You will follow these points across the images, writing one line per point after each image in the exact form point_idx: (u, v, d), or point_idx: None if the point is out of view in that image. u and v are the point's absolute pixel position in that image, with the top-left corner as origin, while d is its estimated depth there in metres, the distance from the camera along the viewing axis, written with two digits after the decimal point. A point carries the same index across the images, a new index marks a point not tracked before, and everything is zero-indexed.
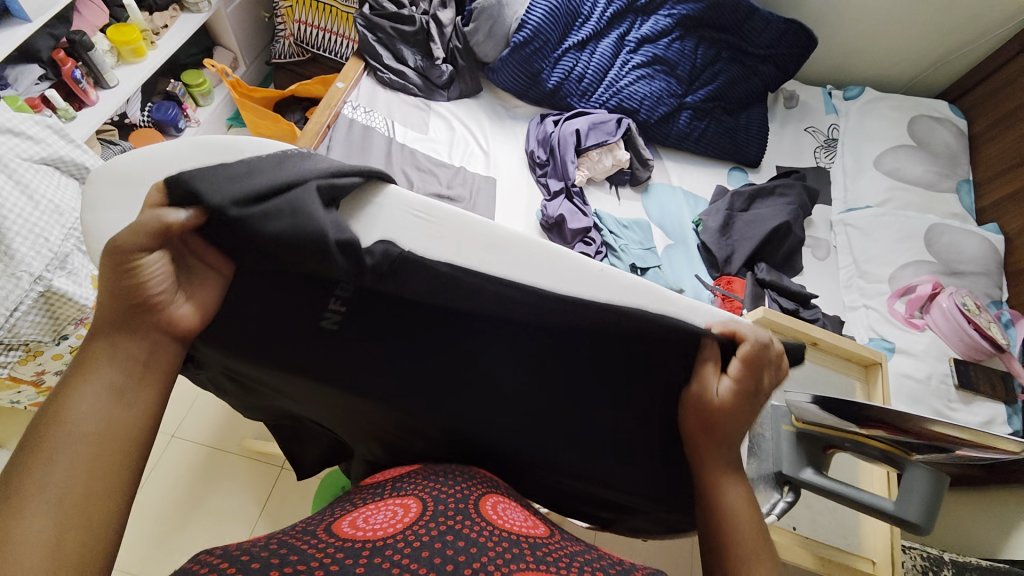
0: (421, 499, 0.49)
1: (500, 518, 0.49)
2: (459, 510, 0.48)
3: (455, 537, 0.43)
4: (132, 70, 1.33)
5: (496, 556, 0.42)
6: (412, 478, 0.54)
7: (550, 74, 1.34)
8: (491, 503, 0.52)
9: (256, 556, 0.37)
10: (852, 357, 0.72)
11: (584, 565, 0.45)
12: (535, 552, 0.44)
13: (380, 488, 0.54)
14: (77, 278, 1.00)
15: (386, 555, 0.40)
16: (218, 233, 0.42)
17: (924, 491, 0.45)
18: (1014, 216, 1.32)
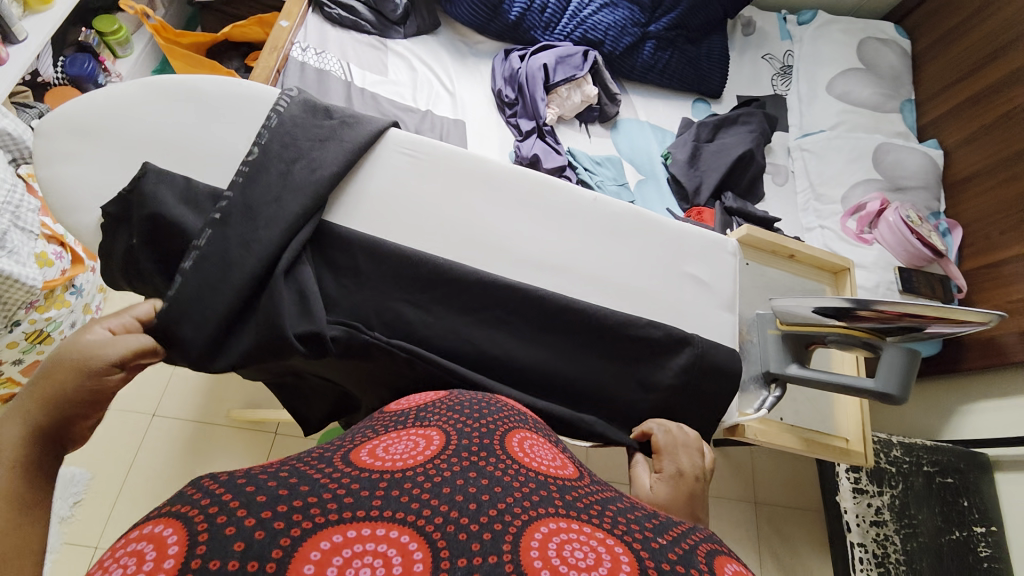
0: (445, 432, 0.47)
1: (526, 454, 0.47)
2: (485, 446, 0.46)
3: (478, 474, 0.42)
4: (40, 20, 1.16)
5: (522, 498, 0.40)
6: (439, 409, 0.52)
7: (511, 5, 1.27)
8: (520, 438, 0.50)
9: (266, 487, 0.36)
10: (823, 265, 0.79)
11: (619, 516, 0.41)
12: (564, 496, 0.42)
13: (403, 415, 0.53)
14: (19, 258, 0.92)
15: (403, 488, 0.39)
16: (193, 316, 0.52)
17: (898, 367, 0.52)
18: (952, 131, 1.42)
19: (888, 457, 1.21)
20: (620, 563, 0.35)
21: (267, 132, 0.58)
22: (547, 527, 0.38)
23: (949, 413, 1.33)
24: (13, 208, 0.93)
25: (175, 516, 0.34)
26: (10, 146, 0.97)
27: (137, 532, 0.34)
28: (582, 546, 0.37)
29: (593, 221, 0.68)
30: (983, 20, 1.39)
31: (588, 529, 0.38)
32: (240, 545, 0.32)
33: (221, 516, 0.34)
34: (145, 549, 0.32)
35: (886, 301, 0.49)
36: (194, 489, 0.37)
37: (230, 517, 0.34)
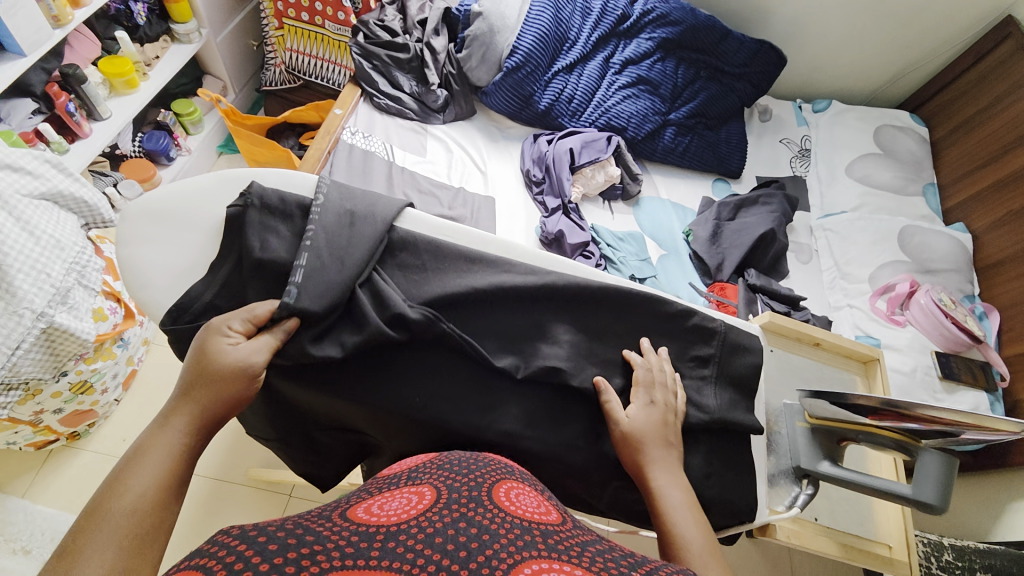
0: (435, 488, 0.48)
1: (512, 504, 0.48)
2: (473, 497, 0.47)
3: (466, 524, 0.43)
4: (125, 102, 1.34)
5: (509, 542, 0.41)
6: (428, 469, 0.53)
7: (541, 96, 1.39)
8: (506, 489, 0.50)
9: (269, 538, 0.37)
10: (851, 353, 0.77)
11: (598, 556, 0.42)
12: (548, 539, 0.43)
13: (396, 477, 0.53)
14: (78, 313, 1.00)
15: (398, 539, 0.40)
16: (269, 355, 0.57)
17: (935, 473, 0.50)
18: (978, 216, 1.42)
19: (939, 563, 1.15)
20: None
21: (325, 187, 0.62)
22: (530, 568, 0.39)
23: (1000, 511, 1.22)
24: (79, 268, 1.01)
25: (198, 566, 0.35)
26: (85, 213, 1.06)
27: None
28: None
29: (640, 310, 0.65)
30: (998, 111, 1.43)
31: (568, 567, 0.40)
32: None
33: (239, 559, 0.35)
34: None
35: (923, 405, 0.48)
36: (211, 543, 0.37)
37: (247, 560, 0.35)
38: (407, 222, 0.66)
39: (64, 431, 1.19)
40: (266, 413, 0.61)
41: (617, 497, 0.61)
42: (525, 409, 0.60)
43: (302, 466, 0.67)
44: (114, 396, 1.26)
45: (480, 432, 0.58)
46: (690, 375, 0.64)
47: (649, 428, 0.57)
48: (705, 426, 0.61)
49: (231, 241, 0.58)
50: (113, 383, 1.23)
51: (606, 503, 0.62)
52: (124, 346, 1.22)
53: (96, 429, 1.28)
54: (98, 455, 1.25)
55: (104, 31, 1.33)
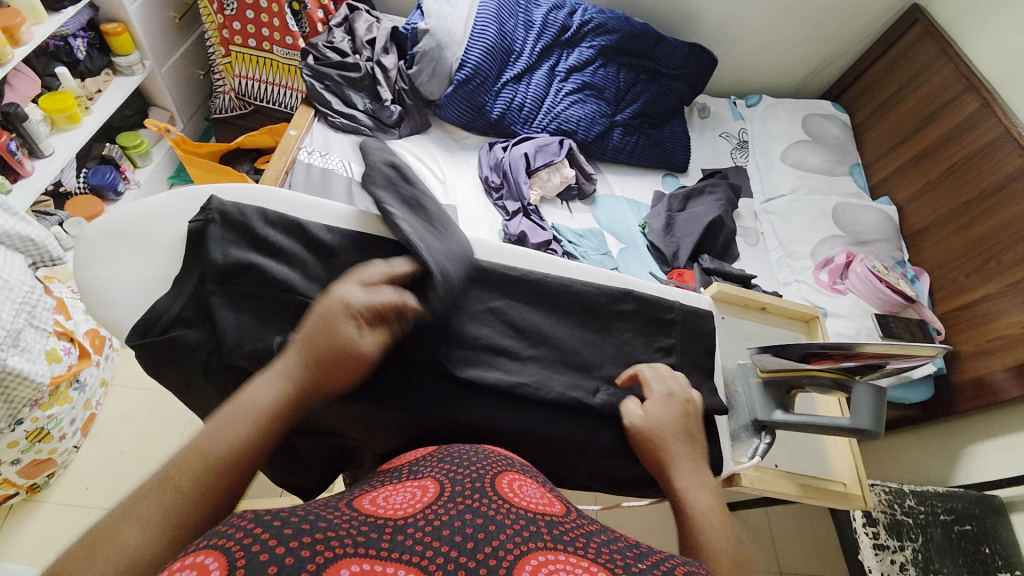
0: (438, 480, 0.47)
1: (515, 495, 0.46)
2: (477, 487, 0.46)
3: (473, 516, 0.41)
4: (68, 137, 1.31)
5: (518, 534, 0.40)
6: (431, 461, 0.52)
7: (493, 106, 1.44)
8: (508, 480, 0.49)
9: (284, 523, 0.35)
10: (794, 315, 0.84)
11: (603, 548, 0.41)
12: (553, 530, 0.42)
13: (397, 472, 0.52)
14: (32, 354, 0.96)
15: (407, 532, 0.38)
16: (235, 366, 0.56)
17: (869, 402, 0.56)
18: (900, 189, 1.57)
19: (903, 508, 1.18)
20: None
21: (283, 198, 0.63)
22: (537, 560, 0.38)
23: (956, 457, 1.32)
24: (31, 308, 0.97)
25: (217, 547, 0.33)
26: (33, 251, 1.03)
27: (182, 561, 0.32)
28: (570, 574, 0.37)
29: (600, 289, 0.69)
30: (912, 90, 1.58)
31: (574, 559, 0.39)
32: None
33: (256, 544, 0.32)
34: None
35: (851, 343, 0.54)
36: (228, 524, 0.35)
37: (264, 545, 0.33)
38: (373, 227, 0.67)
39: (23, 484, 1.13)
40: None
41: (596, 468, 0.64)
42: (500, 393, 0.62)
43: (283, 476, 0.67)
44: (74, 442, 1.20)
45: (460, 417, 0.60)
46: (652, 344, 0.68)
47: (666, 427, 0.58)
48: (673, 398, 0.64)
49: (195, 255, 0.58)
50: (73, 428, 1.17)
51: (587, 476, 0.65)
52: (82, 388, 1.16)
53: (57, 479, 1.21)
54: (60, 506, 1.19)
55: (44, 68, 1.30)
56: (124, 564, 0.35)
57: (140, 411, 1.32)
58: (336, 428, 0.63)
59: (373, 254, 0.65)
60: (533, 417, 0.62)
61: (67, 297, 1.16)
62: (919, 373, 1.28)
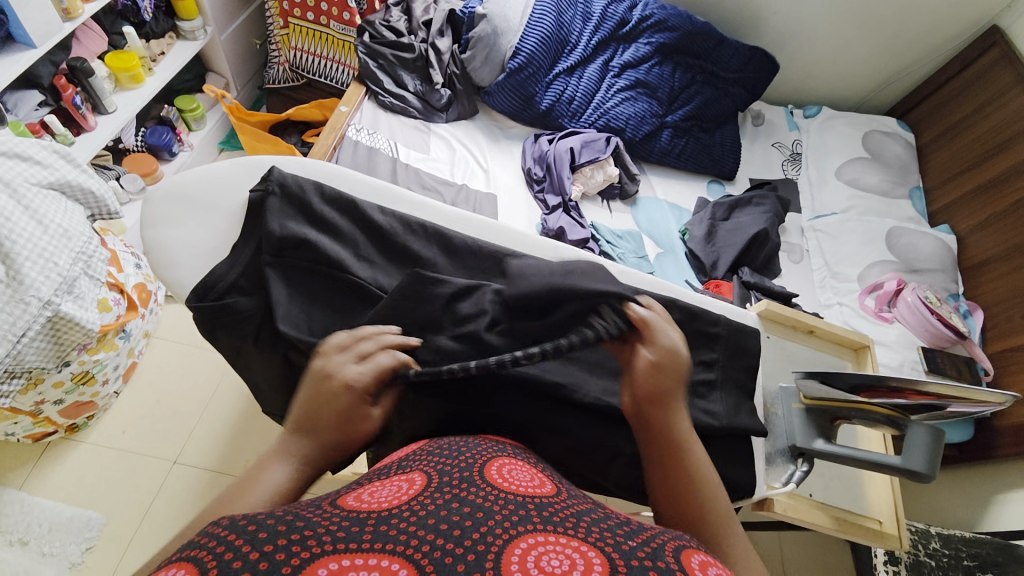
0: (426, 473, 0.46)
1: (505, 480, 0.46)
2: (466, 478, 0.45)
3: (460, 503, 0.41)
4: (130, 96, 1.35)
5: (504, 517, 0.39)
6: (419, 455, 0.51)
7: (542, 97, 1.42)
8: (497, 467, 0.48)
9: (257, 527, 0.35)
10: (842, 341, 0.80)
11: (595, 527, 0.41)
12: (544, 511, 0.41)
13: (387, 467, 0.51)
14: (84, 302, 1.01)
15: (391, 523, 0.38)
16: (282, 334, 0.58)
17: (923, 444, 0.53)
18: (962, 218, 1.48)
19: (927, 550, 1.16)
20: (594, 568, 0.36)
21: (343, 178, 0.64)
22: (526, 542, 0.37)
23: (986, 502, 1.27)
24: (86, 258, 1.02)
25: (190, 557, 0.33)
26: (91, 204, 1.07)
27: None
28: (560, 555, 0.37)
29: (646, 296, 0.67)
30: (983, 117, 1.49)
31: (567, 540, 0.38)
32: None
33: (230, 551, 0.33)
34: None
35: (916, 380, 0.51)
36: (203, 534, 0.35)
37: (237, 552, 0.33)
38: (426, 212, 0.68)
39: (65, 422, 1.19)
40: (284, 389, 0.62)
41: (624, 475, 0.63)
42: (534, 391, 0.61)
43: None
44: (114, 388, 1.27)
45: (494, 410, 0.60)
46: (695, 356, 0.66)
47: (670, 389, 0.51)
48: (709, 417, 0.62)
49: (252, 224, 0.60)
50: (115, 374, 1.23)
51: (612, 483, 0.64)
52: (127, 338, 1.22)
53: (95, 421, 1.28)
54: (97, 447, 1.25)
55: (111, 26, 1.34)
56: None
57: (177, 365, 1.38)
58: None
59: (424, 240, 0.65)
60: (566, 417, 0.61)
61: (121, 250, 1.21)
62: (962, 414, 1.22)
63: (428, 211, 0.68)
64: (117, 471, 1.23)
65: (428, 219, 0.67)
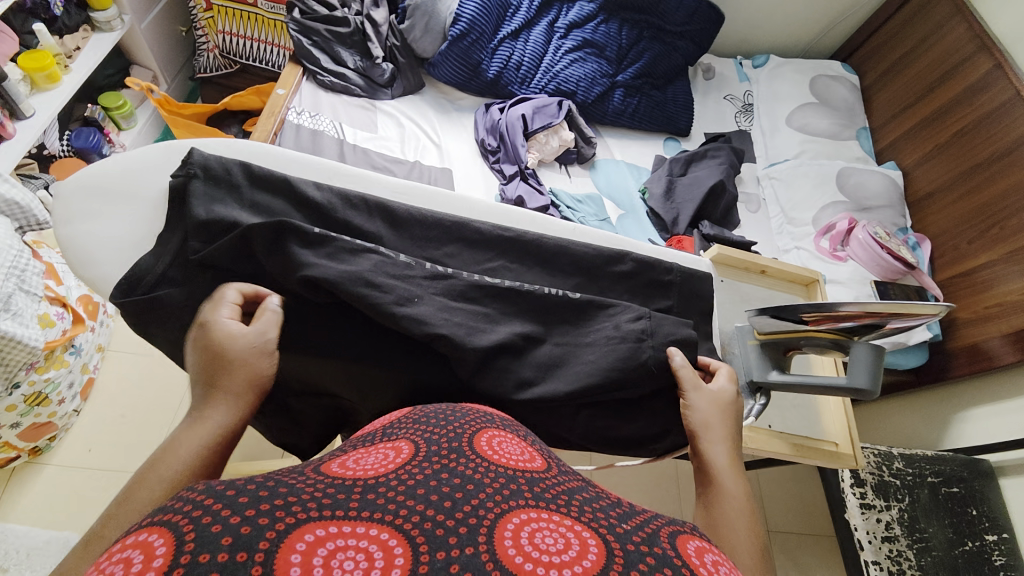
0: (414, 442, 0.45)
1: (495, 452, 0.46)
2: (454, 449, 0.45)
3: (450, 474, 0.40)
4: (49, 97, 1.25)
5: (494, 491, 0.40)
6: (405, 423, 0.50)
7: (489, 64, 1.38)
8: (487, 438, 0.48)
9: (238, 491, 0.33)
10: (793, 278, 0.83)
11: (586, 506, 0.41)
12: (535, 487, 0.42)
13: (370, 435, 0.50)
14: (23, 320, 0.95)
15: (379, 492, 0.37)
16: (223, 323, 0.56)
17: (867, 362, 0.56)
18: (907, 153, 1.53)
19: (891, 470, 1.21)
20: (588, 548, 0.36)
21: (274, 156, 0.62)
22: (519, 518, 0.38)
23: (946, 423, 1.35)
24: (19, 273, 0.96)
25: (163, 523, 0.31)
26: (18, 215, 1.00)
27: (125, 542, 0.31)
28: (553, 533, 0.37)
29: (599, 251, 0.67)
30: (925, 50, 1.52)
31: (557, 517, 0.39)
32: (227, 539, 0.30)
33: (208, 515, 0.31)
34: (133, 554, 0.29)
35: (853, 304, 0.52)
36: (177, 499, 0.33)
37: (217, 517, 0.31)
38: (363, 185, 0.66)
39: (24, 447, 1.14)
40: None
41: (592, 428, 0.64)
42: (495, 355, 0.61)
43: (277, 435, 0.68)
44: (73, 407, 1.21)
45: (455, 377, 0.59)
46: (649, 304, 0.67)
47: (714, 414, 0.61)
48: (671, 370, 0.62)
49: (178, 212, 0.56)
50: (71, 393, 1.18)
51: (581, 437, 0.65)
52: (78, 353, 1.16)
53: (58, 442, 1.23)
54: (64, 469, 1.21)
55: (21, 25, 1.20)
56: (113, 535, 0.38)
57: (138, 377, 1.33)
58: (329, 389, 0.63)
59: (366, 214, 0.62)
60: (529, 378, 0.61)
61: (57, 262, 1.14)
62: (914, 339, 1.28)
63: (366, 184, 0.66)
64: (88, 490, 1.19)
65: (368, 191, 0.66)
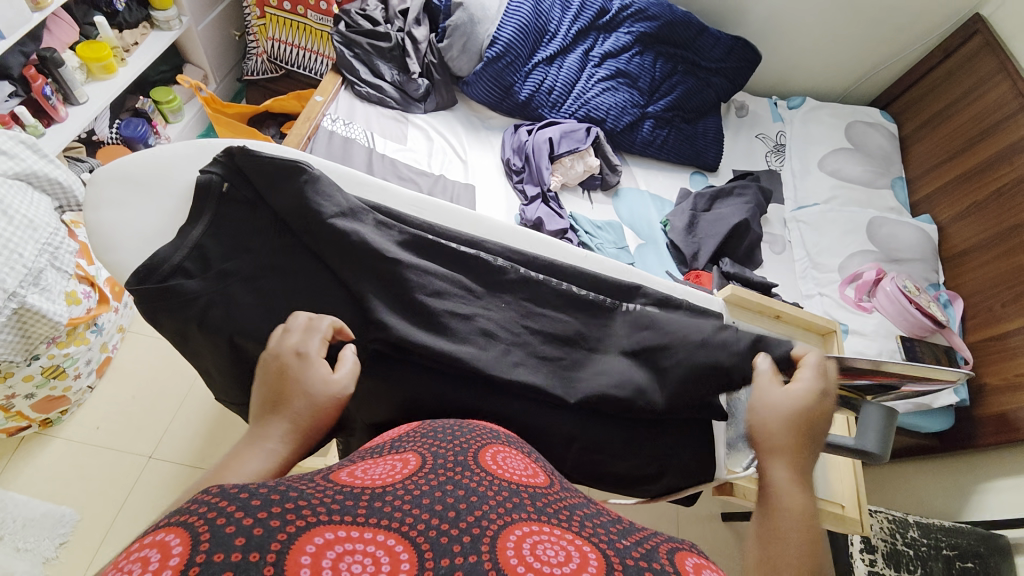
0: (421, 454, 0.45)
1: (499, 467, 0.45)
2: (461, 462, 0.44)
3: (455, 486, 0.40)
4: (103, 87, 1.33)
5: (496, 504, 0.39)
6: (412, 437, 0.49)
7: (521, 87, 1.41)
8: (491, 453, 0.47)
9: (252, 493, 0.33)
10: (810, 326, 0.80)
11: (586, 520, 0.40)
12: (537, 501, 0.41)
13: (378, 447, 0.49)
14: (51, 294, 0.99)
15: (386, 500, 0.37)
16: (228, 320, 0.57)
17: (875, 426, 0.54)
18: (943, 208, 1.48)
19: (905, 539, 1.15)
20: (588, 561, 0.35)
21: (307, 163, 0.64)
22: (521, 530, 0.37)
23: (968, 493, 1.26)
24: (53, 249, 1.01)
25: (179, 523, 0.30)
26: (59, 195, 1.06)
27: (141, 542, 0.30)
28: (554, 545, 0.36)
29: (610, 281, 0.67)
30: (965, 105, 1.48)
31: (559, 531, 0.38)
32: (239, 539, 0.29)
33: (222, 517, 0.30)
34: (148, 554, 0.28)
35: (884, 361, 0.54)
36: (189, 500, 0.32)
37: (230, 517, 0.30)
38: (383, 197, 0.68)
39: (37, 417, 1.18)
40: (232, 374, 0.60)
41: (589, 465, 0.62)
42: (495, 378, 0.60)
43: None
44: (87, 383, 1.25)
45: (452, 398, 0.58)
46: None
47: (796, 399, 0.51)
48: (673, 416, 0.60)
49: (201, 207, 0.59)
50: (88, 369, 1.22)
51: (576, 473, 0.63)
52: (100, 331, 1.20)
53: (70, 416, 1.26)
54: (72, 443, 1.24)
55: (83, 17, 1.31)
56: None
57: (153, 361, 1.36)
58: None
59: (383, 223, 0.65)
60: (526, 407, 0.59)
61: None
62: (940, 402, 1.22)
63: (384, 196, 0.69)
64: (91, 468, 1.21)
65: (385, 203, 0.68)
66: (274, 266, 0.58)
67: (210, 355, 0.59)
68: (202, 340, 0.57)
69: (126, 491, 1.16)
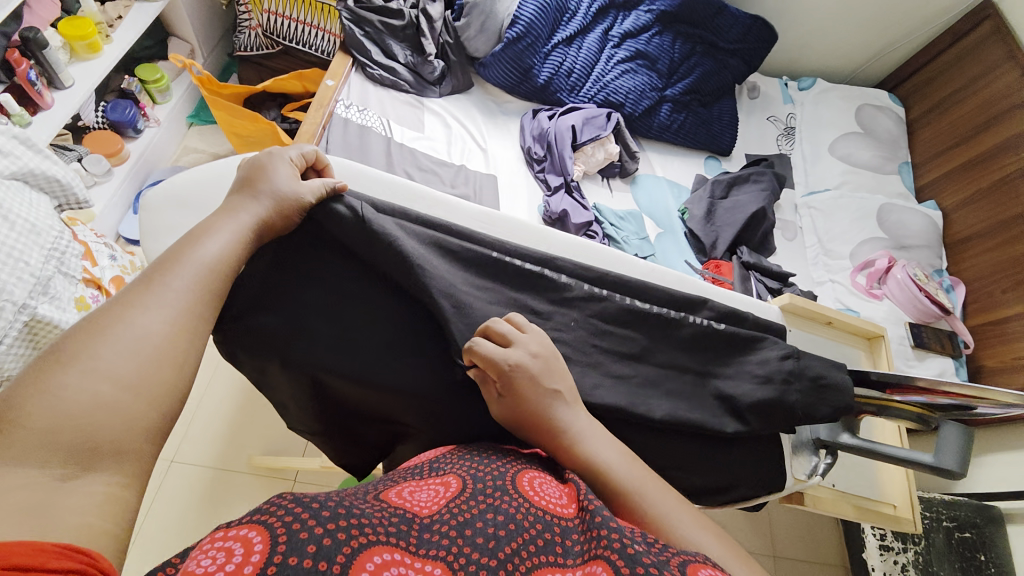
0: (461, 477, 0.43)
1: (536, 494, 0.43)
2: (500, 487, 0.42)
3: (494, 516, 0.39)
4: (88, 68, 1.21)
5: (528, 541, 0.37)
6: (451, 458, 0.48)
7: (540, 69, 1.35)
8: (528, 478, 0.45)
9: (322, 505, 0.33)
10: (854, 330, 0.82)
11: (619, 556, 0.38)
12: (569, 541, 0.39)
13: (417, 468, 0.47)
14: (61, 303, 0.92)
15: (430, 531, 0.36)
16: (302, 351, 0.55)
17: (956, 445, 0.59)
18: (947, 194, 1.52)
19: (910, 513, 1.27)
20: None
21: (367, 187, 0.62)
22: None
23: None
24: (59, 254, 0.94)
25: (260, 521, 0.31)
26: (58, 193, 0.98)
27: (225, 531, 0.31)
28: None
29: (679, 295, 0.66)
30: (972, 91, 1.50)
31: None
32: (312, 548, 0.30)
33: (297, 523, 0.31)
34: (234, 545, 0.29)
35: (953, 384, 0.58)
36: (268, 502, 0.33)
37: (303, 523, 0.31)
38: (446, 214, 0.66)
39: None
40: (300, 402, 0.59)
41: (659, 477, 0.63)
42: None
43: (336, 454, 0.67)
44: None
45: None
46: (724, 362, 0.65)
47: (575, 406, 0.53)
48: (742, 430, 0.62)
49: None
50: None
51: None
52: None
53: None
54: None
55: None
56: (114, 381, 0.36)
57: None
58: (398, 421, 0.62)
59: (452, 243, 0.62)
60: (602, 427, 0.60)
61: (93, 241, 1.11)
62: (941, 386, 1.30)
63: (449, 213, 0.66)
64: None
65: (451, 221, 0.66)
66: (349, 295, 0.56)
67: (281, 384, 0.57)
68: (275, 370, 0.56)
69: (148, 496, 1.13)
